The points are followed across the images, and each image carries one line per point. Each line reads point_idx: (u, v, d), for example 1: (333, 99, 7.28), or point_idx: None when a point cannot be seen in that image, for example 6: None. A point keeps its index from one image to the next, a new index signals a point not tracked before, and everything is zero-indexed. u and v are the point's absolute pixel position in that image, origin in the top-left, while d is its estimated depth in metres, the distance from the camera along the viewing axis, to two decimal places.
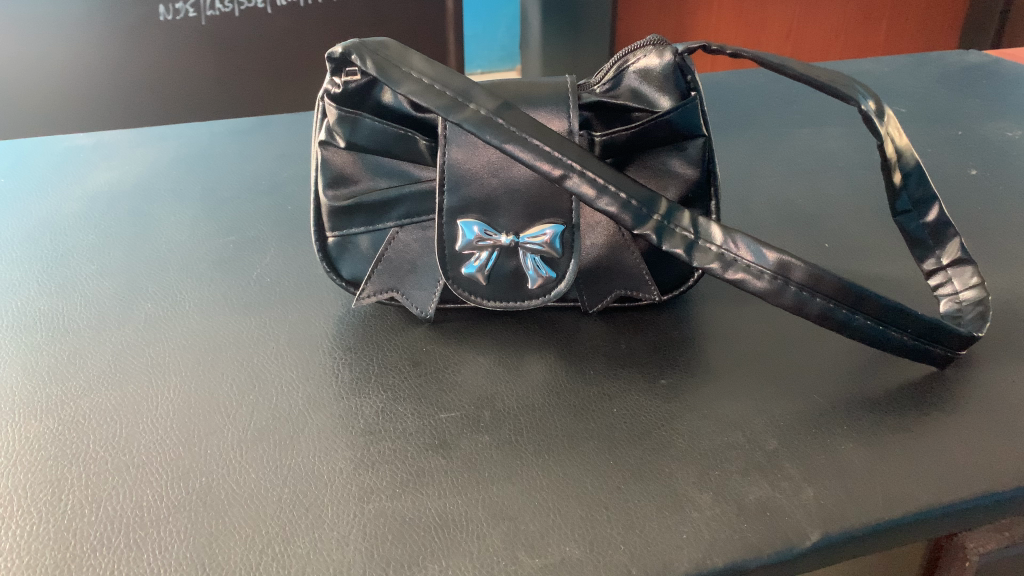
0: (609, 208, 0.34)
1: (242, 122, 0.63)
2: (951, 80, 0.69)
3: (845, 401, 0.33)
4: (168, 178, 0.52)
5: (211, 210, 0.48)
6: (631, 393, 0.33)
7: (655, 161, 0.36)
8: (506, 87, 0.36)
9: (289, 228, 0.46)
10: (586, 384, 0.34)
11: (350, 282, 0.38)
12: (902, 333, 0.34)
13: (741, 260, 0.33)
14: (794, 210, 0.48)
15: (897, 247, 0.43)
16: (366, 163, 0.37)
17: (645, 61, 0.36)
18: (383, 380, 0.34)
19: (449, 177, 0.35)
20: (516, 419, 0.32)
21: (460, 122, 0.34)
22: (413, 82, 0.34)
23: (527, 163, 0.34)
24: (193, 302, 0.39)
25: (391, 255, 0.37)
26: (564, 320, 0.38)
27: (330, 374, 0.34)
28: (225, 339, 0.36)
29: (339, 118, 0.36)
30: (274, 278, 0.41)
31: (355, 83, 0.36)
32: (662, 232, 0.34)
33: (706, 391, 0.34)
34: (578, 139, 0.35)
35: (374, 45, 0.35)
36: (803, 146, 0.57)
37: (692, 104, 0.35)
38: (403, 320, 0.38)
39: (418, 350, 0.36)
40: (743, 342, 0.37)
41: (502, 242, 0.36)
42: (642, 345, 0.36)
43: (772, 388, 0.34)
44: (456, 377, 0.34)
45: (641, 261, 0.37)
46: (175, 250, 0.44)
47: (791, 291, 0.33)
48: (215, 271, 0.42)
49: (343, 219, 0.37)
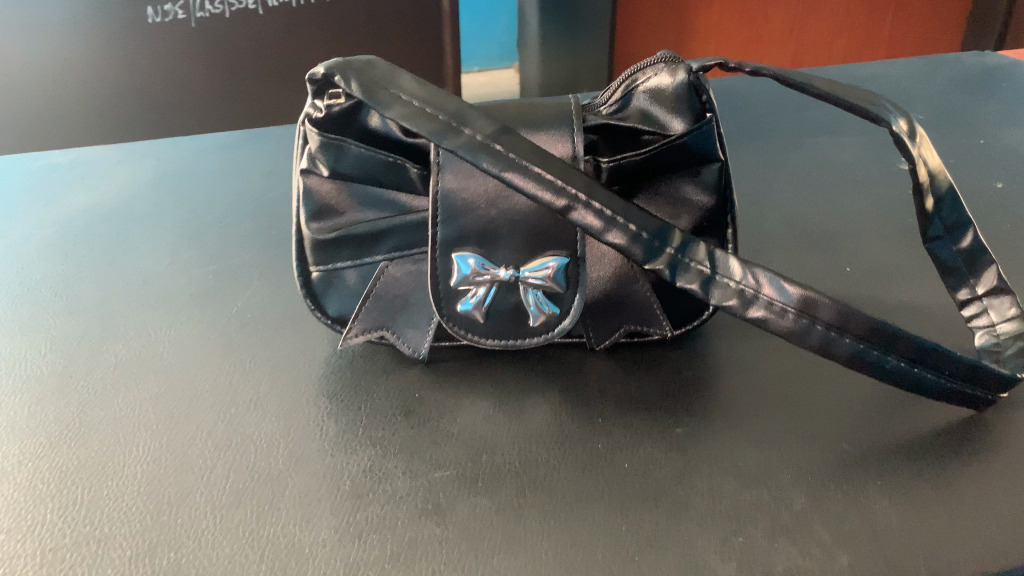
0: (618, 241, 0.31)
1: (228, 134, 0.60)
2: (968, 84, 0.66)
3: (877, 449, 0.31)
4: (147, 199, 0.49)
5: (192, 234, 0.45)
6: (643, 443, 0.31)
7: (666, 188, 0.33)
8: (505, 109, 0.33)
9: (273, 254, 0.43)
10: (593, 433, 0.31)
11: (336, 320, 0.35)
12: (939, 376, 0.31)
13: (763, 296, 0.31)
14: (811, 229, 0.45)
15: (924, 271, 0.40)
16: (352, 192, 0.34)
17: (656, 80, 0.33)
18: (373, 434, 0.31)
19: (443, 208, 0.33)
20: (517, 476, 0.29)
21: (453, 149, 0.31)
22: (403, 104, 0.31)
23: (528, 194, 0.31)
24: (168, 342, 0.36)
25: (381, 291, 0.34)
26: (568, 357, 0.35)
27: (315, 428, 0.32)
28: (201, 386, 0.34)
29: (321, 144, 0.33)
30: (255, 313, 0.38)
31: (339, 107, 0.33)
32: (677, 266, 0.31)
33: (726, 441, 0.31)
34: (583, 165, 0.32)
35: (359, 65, 0.32)
36: (818, 158, 0.54)
37: (707, 127, 0.32)
38: (393, 361, 0.35)
39: (409, 397, 0.33)
40: (762, 382, 0.34)
41: (501, 276, 0.33)
42: (654, 385, 0.34)
43: (798, 435, 0.31)
44: (452, 427, 0.31)
45: (651, 294, 0.34)
46: (151, 282, 0.41)
47: (818, 331, 0.30)
48: (194, 304, 0.39)
49: (327, 252, 0.34)
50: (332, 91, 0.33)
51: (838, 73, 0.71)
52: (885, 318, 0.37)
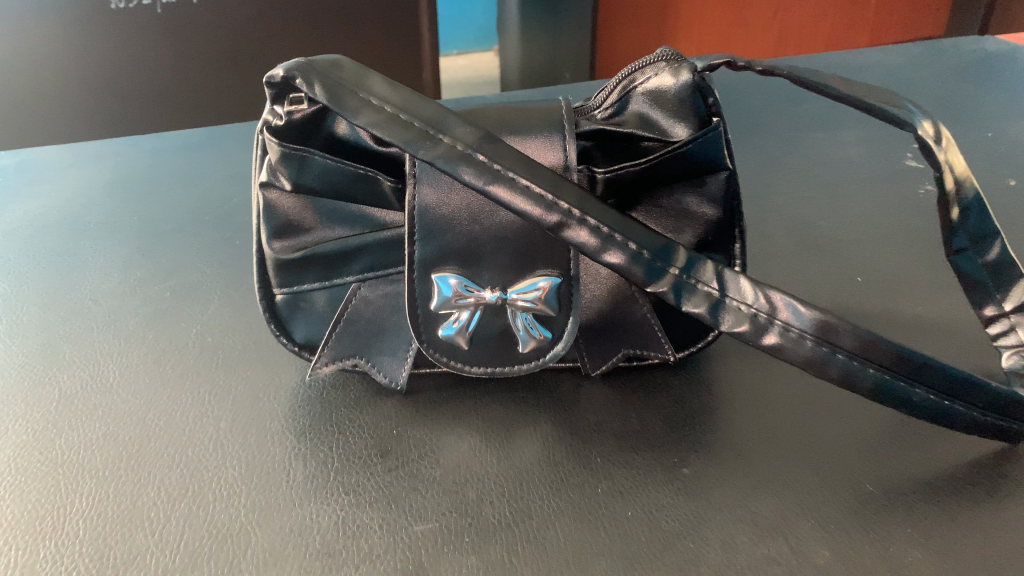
0: (616, 260, 0.28)
1: (191, 134, 0.56)
2: (972, 72, 0.63)
3: (904, 490, 0.28)
4: (101, 206, 0.46)
5: (149, 246, 0.42)
6: (647, 488, 0.28)
7: (668, 200, 0.30)
8: (488, 114, 0.30)
9: (237, 268, 0.40)
10: (591, 475, 0.28)
11: (305, 347, 0.32)
12: (971, 408, 0.28)
13: (779, 322, 0.28)
14: (816, 233, 0.42)
15: (941, 281, 0.37)
16: (318, 207, 0.30)
17: (657, 81, 0.30)
18: (345, 480, 0.28)
19: (421, 224, 0.29)
20: (508, 528, 0.26)
21: (432, 160, 0.28)
22: (374, 110, 0.28)
23: (516, 210, 0.28)
24: (118, 371, 0.33)
25: (354, 316, 0.31)
26: (560, 385, 0.32)
27: (281, 473, 0.28)
28: (154, 424, 0.30)
29: (282, 156, 0.29)
30: (215, 337, 0.35)
31: (300, 113, 0.29)
32: (682, 288, 0.28)
33: (738, 484, 0.28)
34: (576, 176, 0.29)
35: (322, 66, 0.29)
36: (818, 154, 0.51)
37: (714, 133, 0.29)
38: (368, 392, 0.32)
39: (387, 434, 0.30)
40: (773, 412, 0.31)
41: (487, 299, 0.30)
42: (655, 417, 0.31)
43: (816, 475, 0.28)
44: (434, 470, 0.28)
45: (652, 315, 0.32)
46: (101, 301, 0.37)
47: (839, 360, 0.27)
48: (149, 328, 0.35)
49: (291, 273, 0.30)
50: (294, 96, 0.30)
51: (835, 62, 0.67)
52: (903, 336, 0.34)
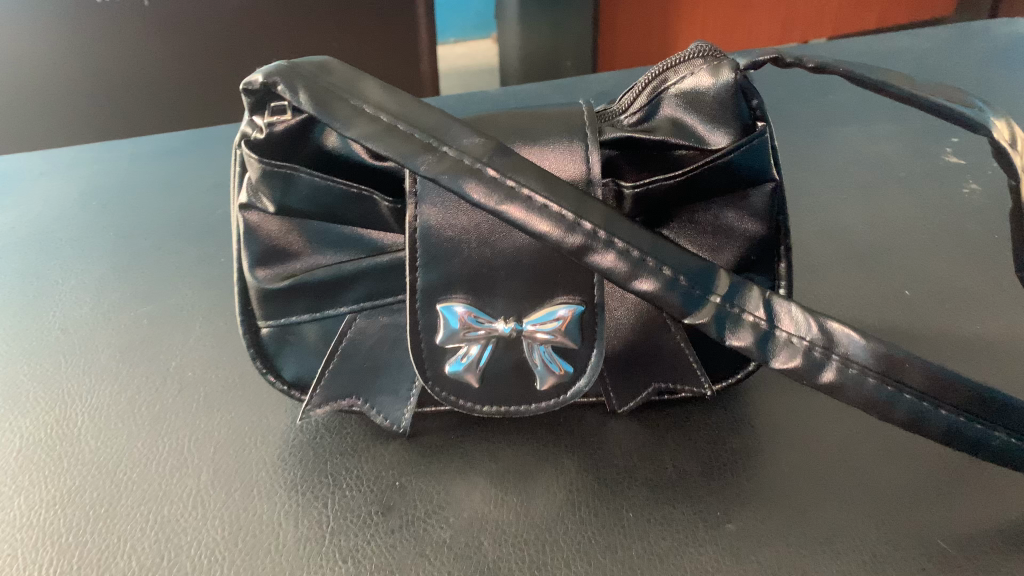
0: (648, 288, 0.24)
1: (173, 138, 0.53)
2: (1004, 57, 0.59)
3: (981, 545, 0.24)
4: (74, 221, 0.42)
5: (125, 266, 0.38)
6: (687, 549, 0.24)
7: (704, 215, 0.26)
8: (499, 121, 0.26)
9: (220, 289, 0.36)
10: (623, 534, 0.25)
11: (295, 386, 0.28)
12: None
13: (836, 356, 0.24)
14: (854, 241, 0.38)
15: (997, 294, 0.34)
16: (307, 231, 0.27)
17: (693, 81, 0.26)
18: (342, 543, 0.24)
19: (424, 247, 0.26)
20: None
21: (434, 176, 0.24)
22: (367, 119, 0.24)
23: (531, 232, 0.24)
24: (87, 416, 0.29)
25: (349, 352, 0.27)
26: (583, 423, 0.29)
27: (268, 535, 0.25)
28: (126, 478, 0.27)
29: (264, 174, 0.25)
30: (195, 371, 0.31)
31: (283, 125, 0.26)
32: (725, 319, 0.24)
33: (791, 544, 0.24)
34: (600, 191, 0.25)
35: (308, 70, 0.25)
36: (848, 150, 0.47)
37: (759, 141, 0.25)
38: (367, 435, 0.28)
39: (388, 486, 0.26)
40: (824, 453, 0.27)
41: (500, 330, 0.26)
42: (691, 461, 0.27)
43: (879, 530, 0.25)
44: (443, 531, 0.25)
45: (686, 345, 0.28)
46: (70, 332, 0.34)
47: (906, 401, 0.24)
48: (122, 362, 0.32)
49: (278, 305, 0.27)
50: (276, 104, 0.26)
51: (857, 48, 0.64)
52: (964, 359, 0.30)
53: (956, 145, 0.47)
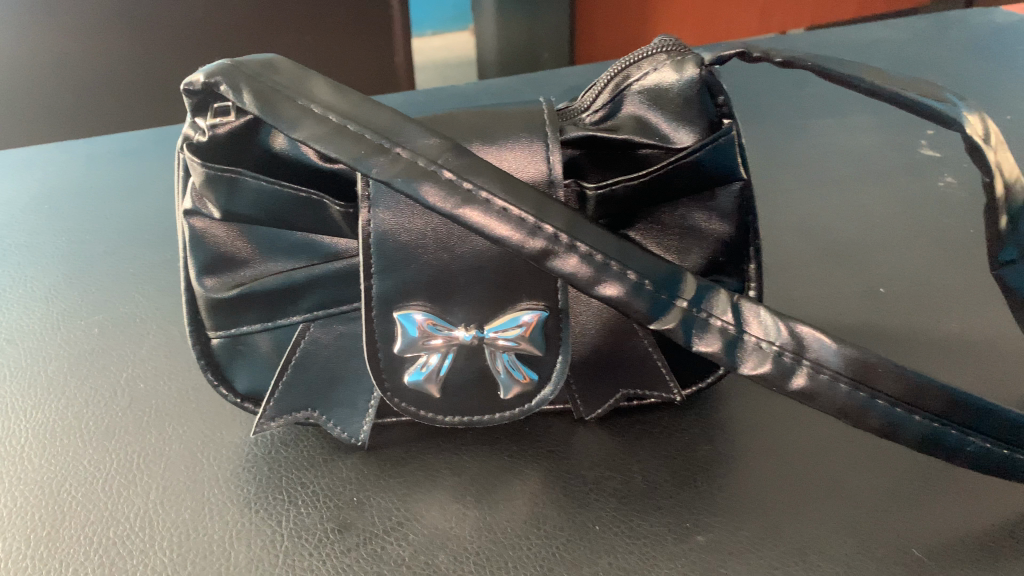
0: (613, 293, 0.23)
1: (134, 138, 0.51)
2: (981, 48, 0.58)
3: (957, 556, 0.23)
4: (26, 227, 0.41)
5: (78, 273, 0.37)
6: (656, 564, 0.23)
7: (671, 216, 0.25)
8: (456, 121, 0.25)
9: (177, 296, 0.35)
10: (589, 549, 0.24)
11: (248, 398, 0.27)
12: None
13: (806, 362, 0.23)
14: (829, 238, 0.38)
15: (974, 291, 0.33)
16: (256, 237, 0.26)
17: (656, 77, 0.25)
18: (296, 564, 0.23)
19: (379, 253, 0.25)
20: None
21: (387, 180, 0.23)
22: (315, 120, 0.23)
23: (490, 236, 0.23)
24: (32, 432, 0.28)
25: (304, 362, 0.26)
26: (550, 432, 0.28)
27: (219, 557, 0.24)
28: (71, 497, 0.26)
29: (208, 178, 0.24)
30: (147, 383, 0.30)
31: (226, 128, 0.25)
32: (692, 325, 0.23)
33: (763, 556, 0.23)
34: (563, 193, 0.24)
35: (253, 69, 0.24)
36: (824, 144, 0.46)
37: (726, 139, 0.24)
38: (325, 448, 0.27)
39: (346, 502, 0.25)
40: (798, 461, 0.26)
41: (461, 338, 0.25)
42: (662, 470, 0.26)
43: (854, 541, 0.24)
44: (402, 549, 0.24)
45: (654, 350, 0.27)
46: (19, 343, 0.32)
47: (879, 407, 0.23)
48: (71, 375, 0.31)
49: (228, 314, 0.26)
50: (219, 105, 0.25)
51: (833, 39, 0.63)
52: (940, 359, 0.30)
53: (932, 138, 0.46)
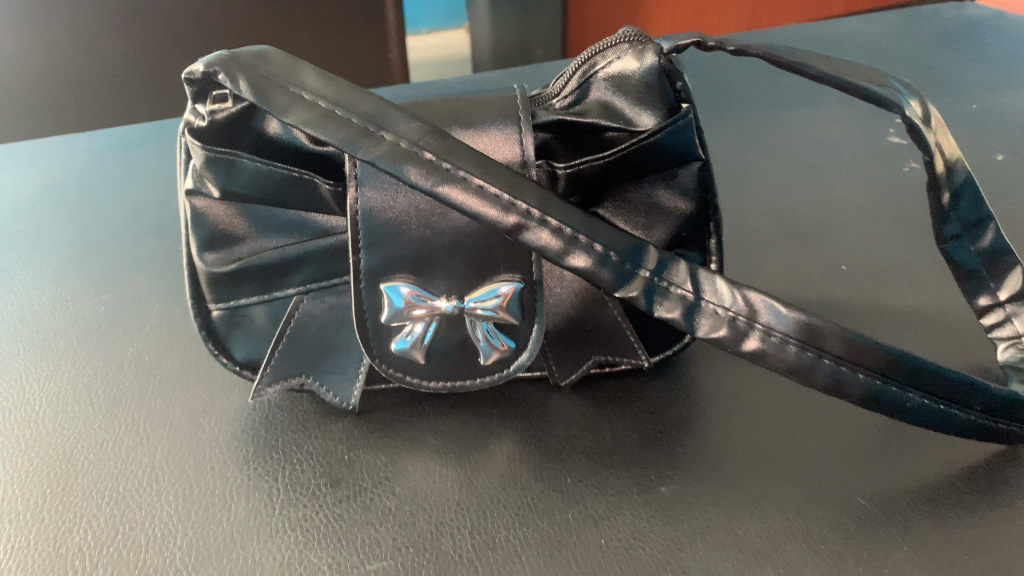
0: (581, 264, 0.25)
1: (134, 131, 0.53)
2: (952, 40, 0.60)
3: (899, 503, 0.25)
4: (33, 215, 0.43)
5: (82, 258, 0.39)
6: (621, 511, 0.25)
7: (637, 193, 0.27)
8: (435, 106, 0.27)
9: (177, 278, 0.37)
10: (561, 500, 0.26)
11: (246, 366, 0.29)
12: (969, 413, 0.26)
13: (759, 325, 0.25)
14: (796, 220, 0.40)
15: (929, 267, 0.35)
16: (252, 216, 0.28)
17: (619, 65, 0.27)
18: (291, 514, 0.25)
19: (366, 230, 0.27)
20: (471, 567, 0.24)
21: (372, 161, 0.25)
22: (305, 106, 0.25)
23: (468, 212, 0.25)
24: (45, 400, 0.30)
25: (297, 332, 0.28)
26: (528, 397, 0.30)
27: (220, 508, 0.26)
28: (83, 458, 0.28)
29: (207, 160, 0.26)
30: (151, 356, 0.32)
31: (224, 112, 0.27)
32: (653, 291, 0.26)
33: (720, 504, 0.25)
34: (535, 172, 0.26)
35: (247, 59, 0.26)
36: (796, 132, 0.48)
37: (684, 121, 0.26)
38: (318, 412, 0.29)
39: (338, 460, 0.27)
40: (755, 421, 0.29)
41: (443, 308, 0.27)
42: (630, 430, 0.28)
43: (804, 492, 0.26)
44: (389, 501, 0.26)
45: (624, 319, 0.29)
46: (30, 321, 0.34)
47: (826, 365, 0.25)
48: (79, 350, 0.33)
49: (226, 288, 0.28)
50: (218, 92, 0.27)
51: (811, 33, 0.65)
52: (893, 327, 0.32)
53: (900, 126, 0.48)
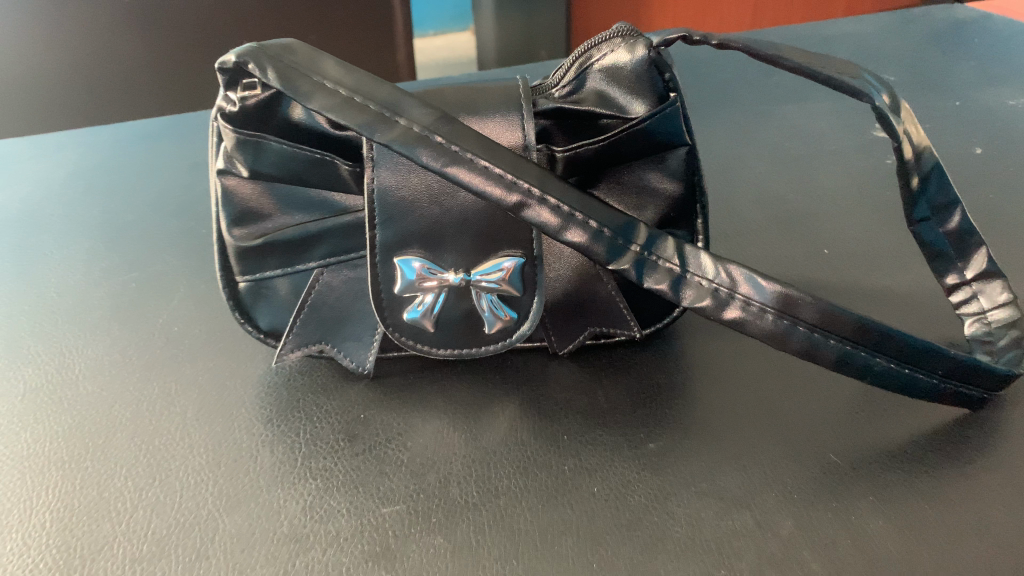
0: (578, 239, 0.28)
1: (157, 123, 0.56)
2: (941, 40, 0.63)
3: (866, 459, 0.28)
4: (64, 200, 0.45)
5: (113, 239, 0.41)
6: (613, 464, 0.28)
7: (629, 176, 0.30)
8: (445, 95, 0.30)
9: (202, 258, 0.40)
10: (558, 454, 0.28)
11: (270, 334, 0.32)
12: (932, 376, 0.28)
13: (739, 296, 0.28)
14: (782, 207, 0.42)
15: (906, 251, 0.38)
16: (277, 194, 0.30)
17: (613, 57, 0.30)
18: (312, 464, 0.28)
19: (381, 208, 0.29)
20: (476, 510, 0.26)
21: (387, 144, 0.27)
22: (327, 94, 0.28)
23: (475, 190, 0.27)
24: (84, 364, 0.33)
25: (317, 302, 0.31)
26: (529, 365, 0.32)
27: (247, 459, 0.28)
28: (121, 414, 0.30)
29: (238, 142, 0.29)
30: (181, 326, 0.35)
31: (254, 99, 0.29)
32: (643, 264, 0.28)
33: (702, 458, 0.28)
34: (535, 155, 0.29)
35: (274, 50, 0.29)
36: (786, 127, 0.51)
37: (672, 109, 0.28)
38: (335, 378, 0.32)
39: (354, 418, 0.30)
40: (738, 388, 0.31)
41: (451, 281, 0.29)
42: (623, 395, 0.31)
43: (781, 448, 0.28)
44: (401, 453, 0.28)
45: (618, 293, 0.32)
46: (67, 295, 0.37)
47: (800, 332, 0.27)
48: (112, 321, 0.35)
49: (252, 260, 0.30)
50: (247, 81, 0.29)
51: (805, 34, 0.67)
52: (868, 304, 0.34)
53: None
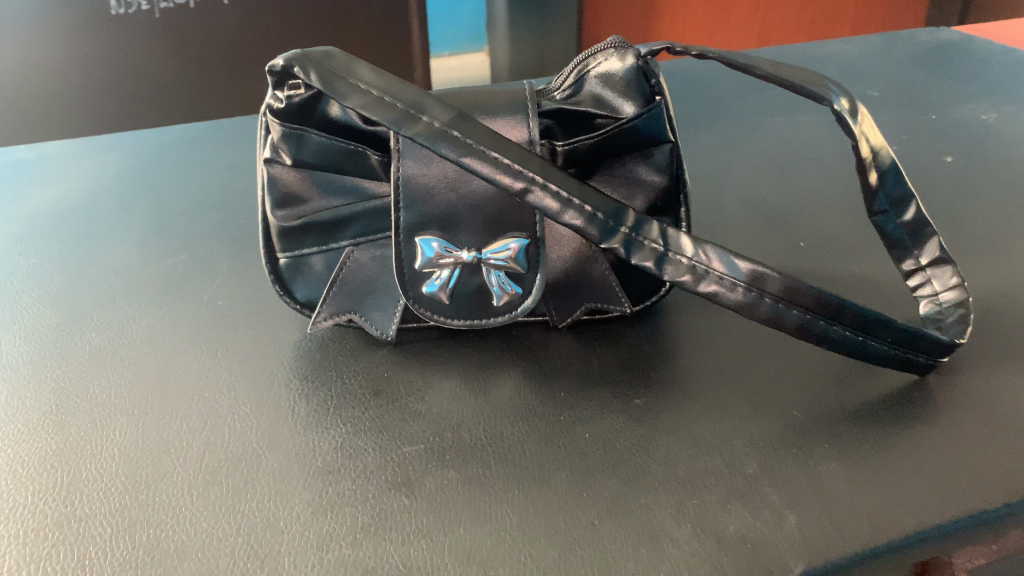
0: (575, 222, 0.32)
1: (195, 127, 0.61)
2: (923, 61, 0.67)
3: (825, 415, 0.32)
4: (113, 194, 0.50)
5: (159, 227, 0.46)
6: (603, 416, 0.32)
7: (621, 169, 0.34)
8: (462, 97, 0.34)
9: (241, 245, 0.44)
10: (556, 409, 0.32)
11: (304, 304, 0.36)
12: (884, 344, 0.32)
13: (713, 271, 0.32)
14: (765, 206, 0.46)
15: (873, 244, 0.42)
16: (316, 181, 0.35)
17: (606, 66, 0.35)
18: (343, 413, 0.32)
19: (405, 194, 0.33)
20: (483, 451, 0.30)
21: (412, 137, 0.32)
22: (361, 94, 0.32)
23: (487, 178, 0.32)
24: (140, 329, 0.37)
25: (347, 276, 0.35)
26: (532, 337, 0.37)
27: (286, 409, 0.33)
28: (175, 370, 0.35)
29: (283, 135, 0.34)
30: (225, 301, 0.39)
31: (298, 97, 0.34)
32: (631, 244, 0.32)
33: (681, 413, 0.32)
34: (539, 149, 0.33)
35: (316, 56, 0.33)
36: (773, 137, 0.55)
37: (657, 110, 0.33)
38: (362, 345, 0.36)
39: (379, 376, 0.34)
40: (716, 357, 0.35)
41: (464, 258, 0.34)
42: (614, 361, 0.35)
43: (750, 405, 0.32)
44: (420, 405, 0.33)
45: (610, 273, 0.36)
46: (122, 274, 0.42)
47: (766, 303, 0.32)
48: (163, 296, 0.40)
49: (292, 239, 0.35)
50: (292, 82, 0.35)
51: (797, 53, 0.72)
52: (835, 288, 0.38)
53: None
